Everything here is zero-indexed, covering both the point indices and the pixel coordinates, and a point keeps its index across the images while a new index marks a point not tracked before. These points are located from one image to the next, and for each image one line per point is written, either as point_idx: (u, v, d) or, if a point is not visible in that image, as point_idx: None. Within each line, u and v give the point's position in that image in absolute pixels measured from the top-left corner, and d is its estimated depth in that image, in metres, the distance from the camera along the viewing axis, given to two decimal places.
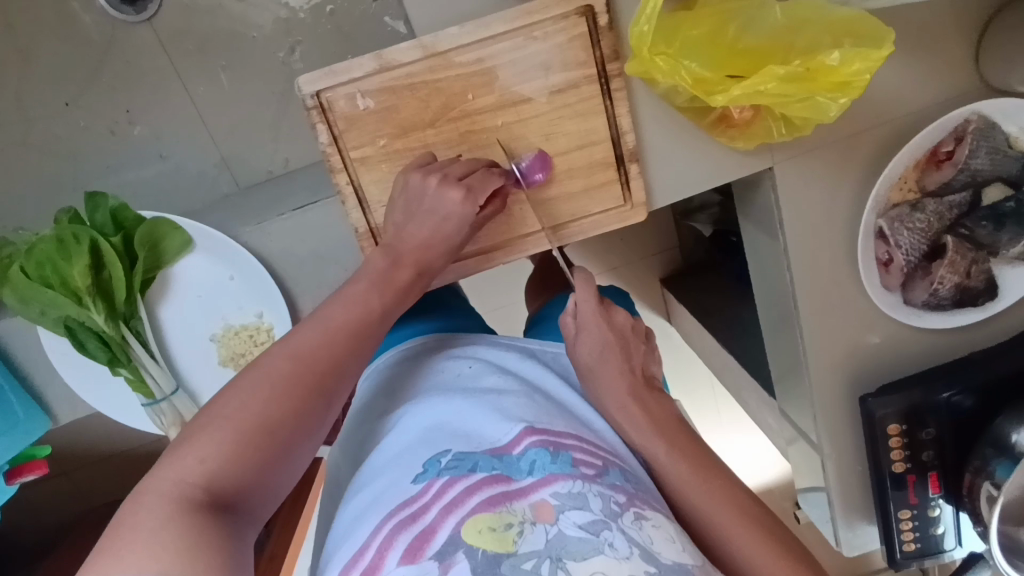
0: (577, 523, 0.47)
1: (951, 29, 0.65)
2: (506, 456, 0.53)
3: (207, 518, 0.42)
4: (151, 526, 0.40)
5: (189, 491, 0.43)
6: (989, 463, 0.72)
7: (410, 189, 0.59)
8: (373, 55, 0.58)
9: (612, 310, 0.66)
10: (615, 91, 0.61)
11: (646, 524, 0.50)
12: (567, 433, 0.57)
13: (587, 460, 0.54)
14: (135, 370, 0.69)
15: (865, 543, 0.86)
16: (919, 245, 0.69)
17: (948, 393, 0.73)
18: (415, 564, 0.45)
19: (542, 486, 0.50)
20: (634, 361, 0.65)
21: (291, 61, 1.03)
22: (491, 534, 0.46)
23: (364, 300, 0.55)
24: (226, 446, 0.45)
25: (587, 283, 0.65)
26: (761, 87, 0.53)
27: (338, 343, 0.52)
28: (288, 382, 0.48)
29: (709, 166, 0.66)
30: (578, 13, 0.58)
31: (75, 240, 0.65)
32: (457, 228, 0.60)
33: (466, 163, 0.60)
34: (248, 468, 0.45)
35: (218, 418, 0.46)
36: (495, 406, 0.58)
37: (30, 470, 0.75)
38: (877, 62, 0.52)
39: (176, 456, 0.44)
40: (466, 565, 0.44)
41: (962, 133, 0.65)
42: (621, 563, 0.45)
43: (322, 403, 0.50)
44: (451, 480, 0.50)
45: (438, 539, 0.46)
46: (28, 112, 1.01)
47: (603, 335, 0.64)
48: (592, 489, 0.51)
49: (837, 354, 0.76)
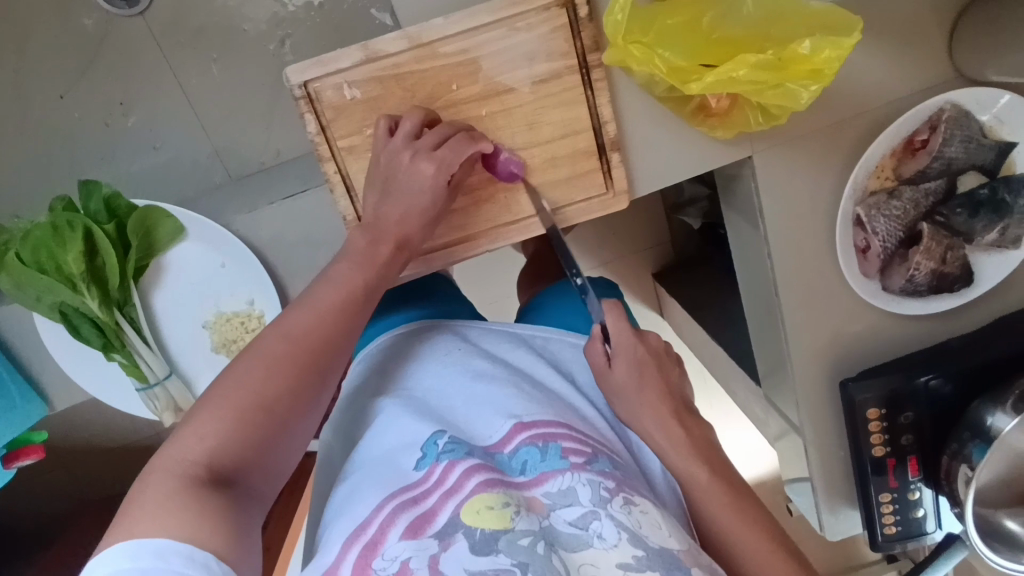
0: (567, 519, 0.50)
1: (925, 21, 0.66)
2: (498, 455, 0.56)
3: (209, 493, 0.43)
4: (158, 498, 0.42)
5: (190, 468, 0.44)
6: (965, 447, 0.73)
7: (383, 165, 0.60)
8: (359, 45, 0.60)
9: (645, 332, 0.65)
10: (595, 81, 0.63)
11: (635, 509, 0.51)
12: (558, 421, 0.58)
13: (576, 449, 0.55)
14: (128, 355, 0.71)
15: (848, 529, 0.88)
16: (896, 232, 0.70)
17: (926, 377, 0.75)
18: (416, 540, 0.47)
19: (535, 484, 0.53)
20: (668, 381, 0.64)
21: (281, 54, 1.05)
22: (488, 512, 0.48)
23: (347, 279, 0.56)
24: (228, 420, 0.47)
25: (616, 308, 0.64)
26: (733, 75, 0.55)
27: (325, 321, 0.53)
28: (284, 361, 0.50)
29: (690, 153, 0.67)
30: (559, 5, 0.60)
31: (70, 228, 0.67)
32: (434, 204, 0.61)
33: (438, 128, 0.60)
34: (250, 444, 0.47)
35: (218, 398, 0.48)
36: (488, 401, 0.60)
37: (27, 455, 0.77)
38: (846, 50, 0.54)
39: (179, 436, 0.46)
40: (465, 543, 0.47)
41: (937, 122, 0.66)
42: (609, 552, 0.48)
43: (315, 380, 0.51)
44: (450, 463, 0.52)
45: (438, 520, 0.49)
46: (24, 104, 1.02)
47: (638, 357, 0.63)
48: (581, 479, 0.52)
49: (819, 340, 0.77)
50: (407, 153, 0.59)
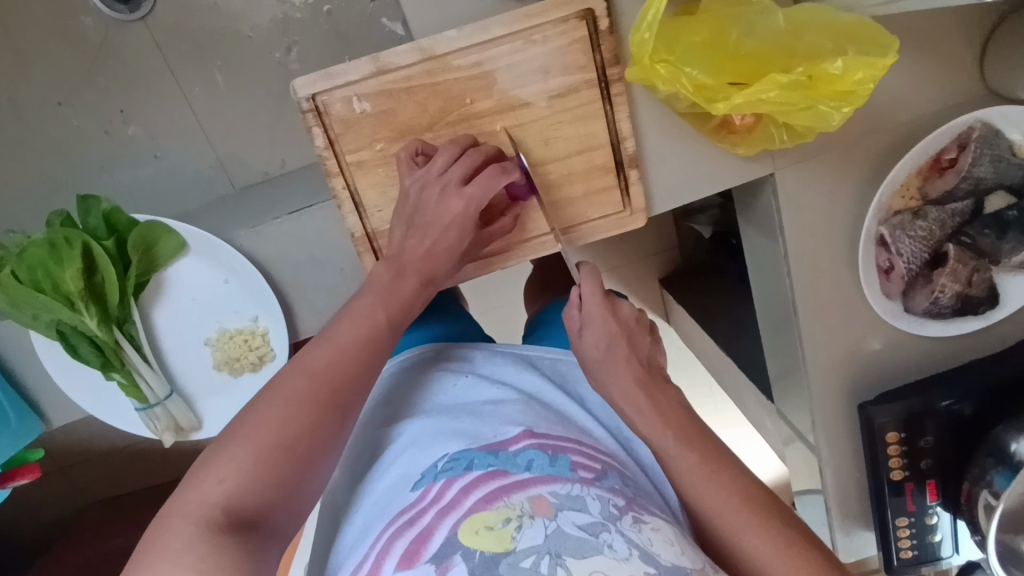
0: (576, 523, 0.45)
1: (956, 36, 0.64)
2: (502, 453, 0.52)
3: (231, 539, 0.42)
4: (176, 546, 0.41)
5: (209, 511, 0.43)
6: (988, 472, 0.71)
7: (411, 199, 0.59)
8: (369, 57, 0.57)
9: (617, 302, 0.62)
10: (614, 96, 0.60)
11: (646, 527, 0.47)
12: (565, 438, 0.55)
13: (587, 464, 0.52)
14: (128, 374, 0.68)
15: (861, 549, 0.86)
16: (920, 253, 0.68)
17: (948, 402, 0.73)
18: (413, 568, 0.44)
19: (540, 483, 0.49)
20: (640, 354, 0.61)
21: (287, 61, 1.02)
22: (488, 532, 0.44)
23: (370, 315, 0.55)
24: (246, 464, 0.46)
25: (592, 276, 0.61)
26: (762, 96, 0.53)
27: (347, 355, 0.52)
28: (306, 398, 0.49)
29: (709, 171, 0.65)
30: (578, 17, 0.57)
31: (68, 244, 0.63)
32: (460, 241, 0.60)
33: (469, 157, 0.58)
34: (269, 483, 0.46)
35: (240, 438, 0.47)
36: (494, 415, 0.58)
37: (21, 475, 0.74)
38: (882, 71, 0.51)
39: (197, 478, 0.45)
40: (464, 566, 0.42)
41: (966, 141, 0.64)
42: (621, 564, 0.43)
43: (337, 416, 0.50)
44: (448, 482, 0.49)
45: (434, 541, 0.45)
46: (23, 112, 1.00)
47: (608, 329, 0.60)
48: (591, 492, 0.49)
49: (836, 359, 0.75)
50: (437, 185, 0.58)
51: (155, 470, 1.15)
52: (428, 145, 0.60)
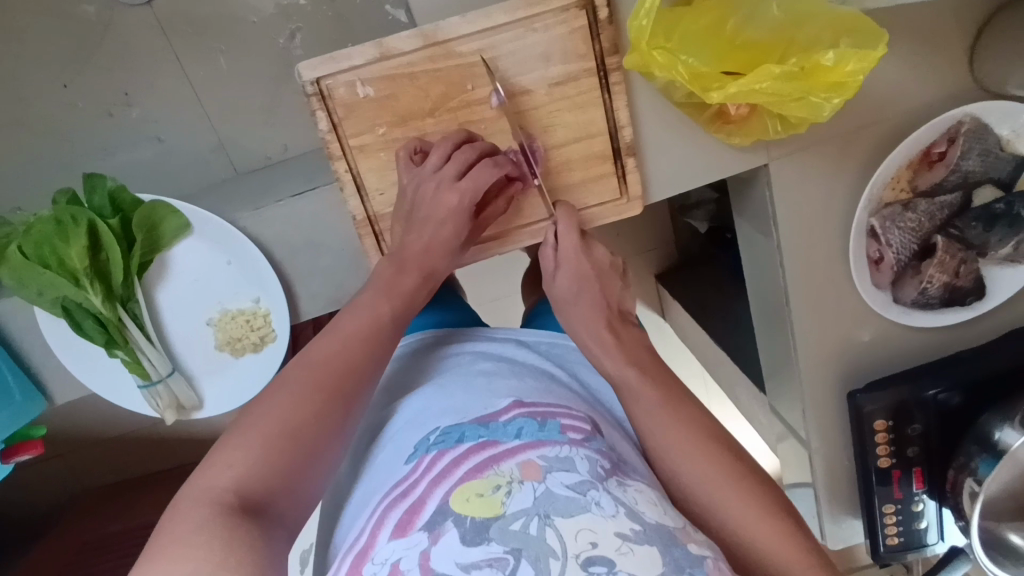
0: (564, 483, 0.46)
1: (949, 32, 0.65)
2: (493, 423, 0.53)
3: (239, 521, 0.44)
4: (188, 527, 0.43)
5: (220, 495, 0.45)
6: (972, 460, 0.73)
7: (408, 197, 0.61)
8: (373, 43, 0.59)
9: (592, 244, 0.66)
10: (613, 85, 0.62)
11: (630, 488, 0.49)
12: (556, 406, 0.56)
13: (575, 427, 0.53)
14: (131, 352, 0.68)
15: (850, 536, 0.88)
16: (909, 244, 0.70)
17: (934, 391, 0.75)
18: (405, 537, 0.45)
19: (529, 448, 0.50)
20: (609, 295, 0.66)
21: (291, 48, 1.03)
22: (478, 499, 0.45)
23: (374, 308, 0.57)
24: (255, 453, 0.48)
25: (569, 216, 0.65)
26: (756, 86, 0.54)
27: (353, 350, 0.55)
28: (309, 391, 0.51)
29: (702, 161, 0.66)
30: (579, 6, 0.59)
31: (74, 222, 0.64)
32: (457, 233, 0.62)
33: (462, 155, 0.60)
34: (278, 472, 0.48)
35: (244, 429, 0.49)
36: (485, 389, 0.58)
37: (24, 450, 0.75)
38: (872, 62, 0.52)
39: (209, 464, 0.47)
40: (455, 532, 0.44)
41: (955, 134, 0.65)
42: (608, 521, 0.44)
43: (341, 405, 0.52)
44: (440, 455, 0.50)
45: (427, 510, 0.46)
46: (27, 93, 1.01)
47: (580, 269, 0.65)
48: (579, 453, 0.50)
49: (827, 349, 0.77)
50: (431, 183, 0.60)
51: (149, 454, 1.15)
52: (430, 142, 0.62)
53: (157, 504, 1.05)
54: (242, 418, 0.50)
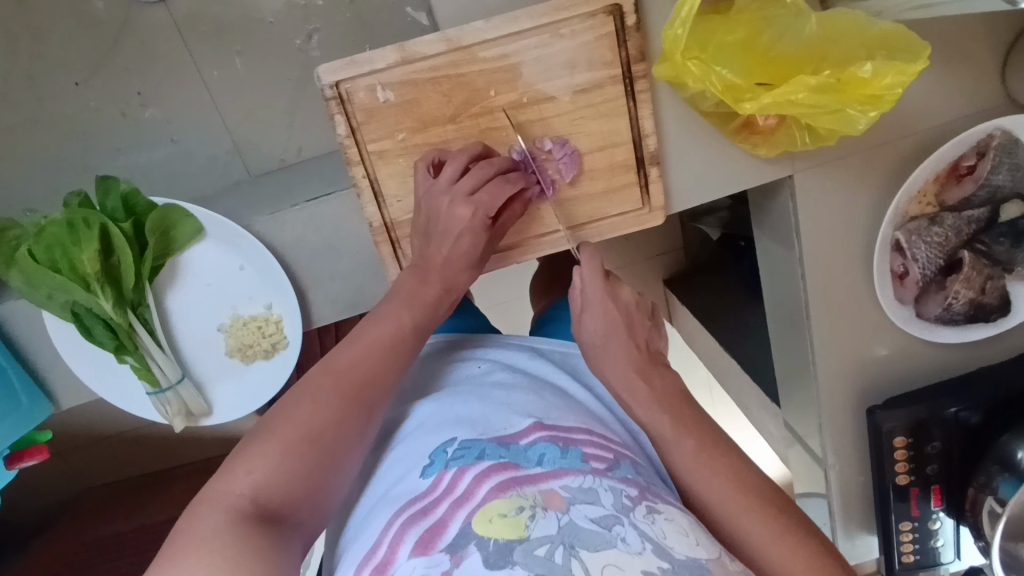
0: (589, 516, 0.45)
1: (982, 45, 0.64)
2: (514, 445, 0.52)
3: (259, 530, 0.43)
4: (205, 533, 0.42)
5: (238, 501, 0.44)
6: (993, 480, 0.72)
7: (424, 211, 0.60)
8: (394, 46, 0.57)
9: (617, 285, 0.62)
10: (638, 93, 0.60)
11: (658, 518, 0.47)
12: (578, 429, 0.55)
13: (598, 455, 0.52)
14: (141, 358, 0.67)
15: (864, 553, 0.87)
16: (935, 260, 0.68)
17: (955, 408, 0.74)
18: (427, 556, 0.44)
19: (552, 477, 0.48)
20: (639, 339, 0.61)
21: (308, 49, 1.01)
22: (501, 520, 0.44)
23: (394, 318, 0.56)
24: (275, 459, 0.47)
25: (592, 258, 0.62)
26: (791, 97, 0.53)
27: (375, 356, 0.53)
28: (329, 397, 0.50)
29: (727, 172, 0.65)
30: (606, 12, 0.57)
31: (87, 225, 0.63)
32: (473, 248, 0.60)
33: (480, 169, 0.59)
34: (298, 479, 0.47)
35: (266, 435, 0.48)
36: (504, 403, 0.57)
37: (30, 456, 0.73)
38: (911, 76, 0.51)
39: (226, 470, 0.46)
40: (478, 556, 0.43)
41: (985, 149, 0.64)
42: (634, 558, 0.42)
43: (361, 414, 0.51)
44: (460, 471, 0.49)
45: (449, 532, 0.45)
46: (39, 90, 0.99)
47: (606, 313, 0.60)
48: (603, 484, 0.48)
49: (846, 365, 0.76)
50: (446, 196, 0.58)
51: (153, 458, 1.14)
52: (449, 152, 0.60)
53: (159, 510, 1.03)
54: (271, 416, 0.50)
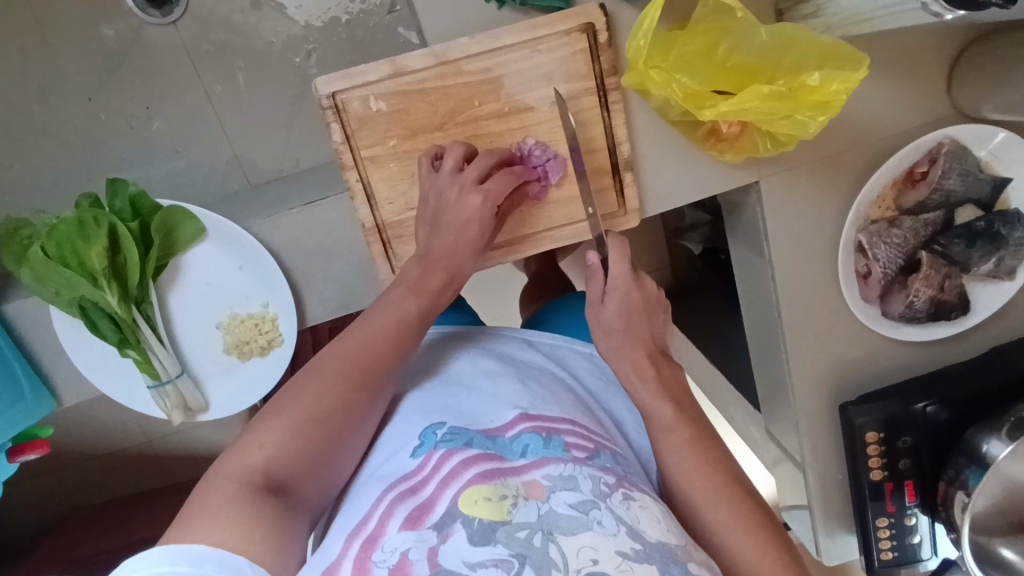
0: (568, 502, 0.48)
1: (929, 61, 0.69)
2: (500, 438, 0.54)
3: (266, 501, 0.47)
4: (220, 503, 0.46)
5: (250, 472, 0.48)
6: (962, 472, 0.74)
7: (431, 201, 0.63)
8: (386, 61, 0.62)
9: (642, 276, 0.64)
10: (611, 104, 0.65)
11: (634, 504, 0.50)
12: (562, 419, 0.57)
13: (579, 444, 0.55)
14: (143, 352, 0.70)
15: (844, 553, 0.89)
16: (896, 259, 0.73)
17: (923, 404, 0.76)
18: (415, 531, 0.46)
19: (535, 468, 0.51)
20: (650, 327, 0.65)
21: (306, 66, 1.07)
22: (486, 503, 0.47)
23: (394, 304, 0.58)
24: (285, 432, 0.50)
25: (619, 247, 0.64)
26: (745, 105, 0.58)
27: (377, 339, 0.55)
28: (339, 377, 0.53)
29: (696, 178, 0.70)
30: (580, 29, 0.63)
31: (96, 224, 0.66)
32: (480, 234, 0.62)
33: (483, 160, 0.63)
34: (302, 459, 0.50)
35: (272, 421, 0.50)
36: (493, 394, 0.59)
37: (31, 449, 0.75)
38: (854, 84, 0.56)
39: (241, 449, 0.49)
40: (463, 534, 0.45)
41: (936, 155, 0.69)
42: (608, 539, 0.45)
43: (367, 396, 0.54)
44: (448, 452, 0.51)
45: (437, 511, 0.47)
46: (51, 105, 1.04)
47: (630, 299, 0.63)
48: (582, 472, 0.51)
49: (818, 365, 0.79)
50: (453, 185, 0.62)
51: (148, 467, 1.16)
52: (444, 147, 0.65)
53: (154, 519, 1.05)
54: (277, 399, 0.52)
